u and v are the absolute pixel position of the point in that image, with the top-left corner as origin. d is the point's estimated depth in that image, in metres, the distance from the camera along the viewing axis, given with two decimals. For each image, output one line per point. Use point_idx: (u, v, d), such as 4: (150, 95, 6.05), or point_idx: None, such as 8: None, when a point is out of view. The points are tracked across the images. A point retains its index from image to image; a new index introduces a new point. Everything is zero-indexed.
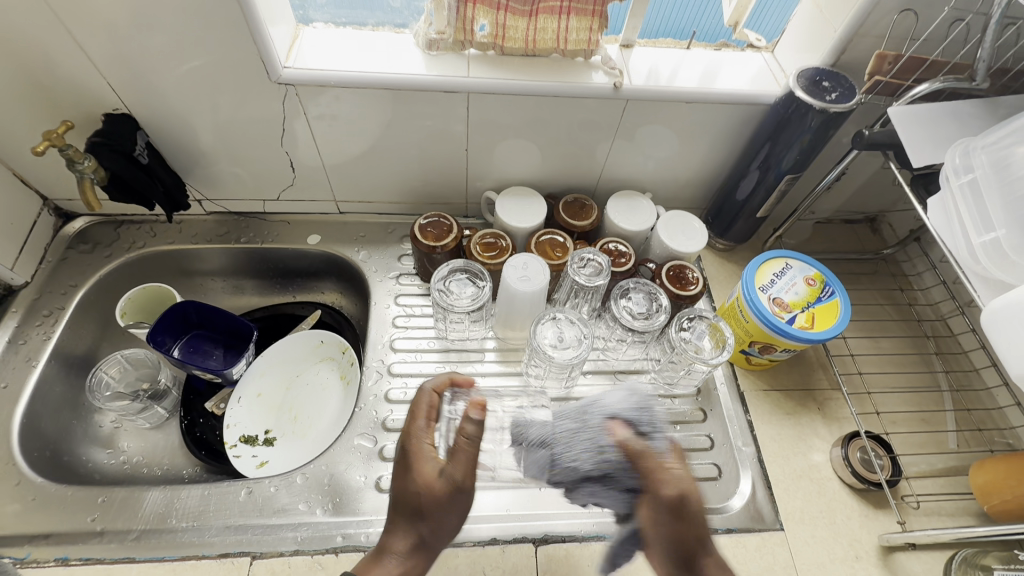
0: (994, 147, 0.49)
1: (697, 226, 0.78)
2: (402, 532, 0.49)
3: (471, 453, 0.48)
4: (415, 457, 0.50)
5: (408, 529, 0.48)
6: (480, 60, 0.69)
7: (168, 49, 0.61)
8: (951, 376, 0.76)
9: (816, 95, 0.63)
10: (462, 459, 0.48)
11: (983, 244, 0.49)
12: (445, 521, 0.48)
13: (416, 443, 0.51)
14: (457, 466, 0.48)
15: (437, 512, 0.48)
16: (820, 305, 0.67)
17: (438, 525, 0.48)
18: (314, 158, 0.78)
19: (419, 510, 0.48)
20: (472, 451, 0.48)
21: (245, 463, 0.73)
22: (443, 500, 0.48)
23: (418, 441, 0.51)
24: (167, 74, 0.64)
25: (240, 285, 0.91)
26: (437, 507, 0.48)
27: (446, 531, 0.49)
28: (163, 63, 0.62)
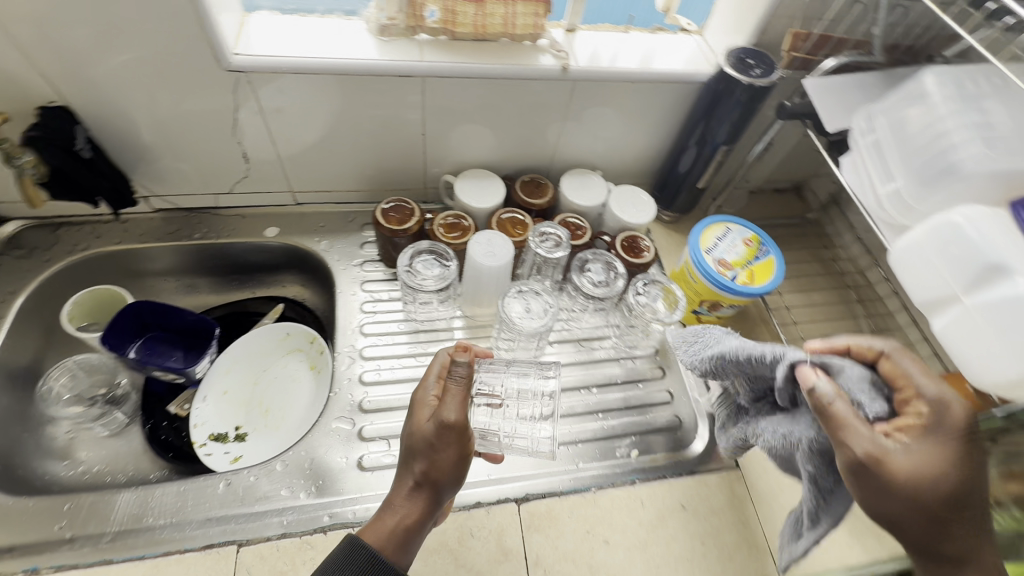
0: (891, 109, 0.57)
1: (645, 199, 0.84)
2: (404, 481, 0.51)
3: (457, 391, 0.51)
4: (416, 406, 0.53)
5: (407, 474, 0.51)
6: (432, 45, 0.71)
7: (103, 36, 0.59)
8: (872, 320, 0.86)
9: (742, 71, 0.69)
10: (447, 397, 0.51)
11: (887, 193, 0.56)
12: (439, 462, 0.50)
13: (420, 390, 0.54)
14: (444, 406, 0.51)
15: (429, 454, 0.50)
16: (758, 263, 0.74)
17: (434, 465, 0.50)
18: (267, 148, 0.77)
19: (415, 455, 0.51)
20: (460, 388, 0.52)
21: (217, 461, 0.72)
22: (433, 441, 0.50)
23: (423, 389, 0.55)
24: (106, 63, 0.61)
25: (195, 284, 0.89)
26: (427, 448, 0.50)
27: (442, 474, 0.50)
28: (101, 50, 0.60)
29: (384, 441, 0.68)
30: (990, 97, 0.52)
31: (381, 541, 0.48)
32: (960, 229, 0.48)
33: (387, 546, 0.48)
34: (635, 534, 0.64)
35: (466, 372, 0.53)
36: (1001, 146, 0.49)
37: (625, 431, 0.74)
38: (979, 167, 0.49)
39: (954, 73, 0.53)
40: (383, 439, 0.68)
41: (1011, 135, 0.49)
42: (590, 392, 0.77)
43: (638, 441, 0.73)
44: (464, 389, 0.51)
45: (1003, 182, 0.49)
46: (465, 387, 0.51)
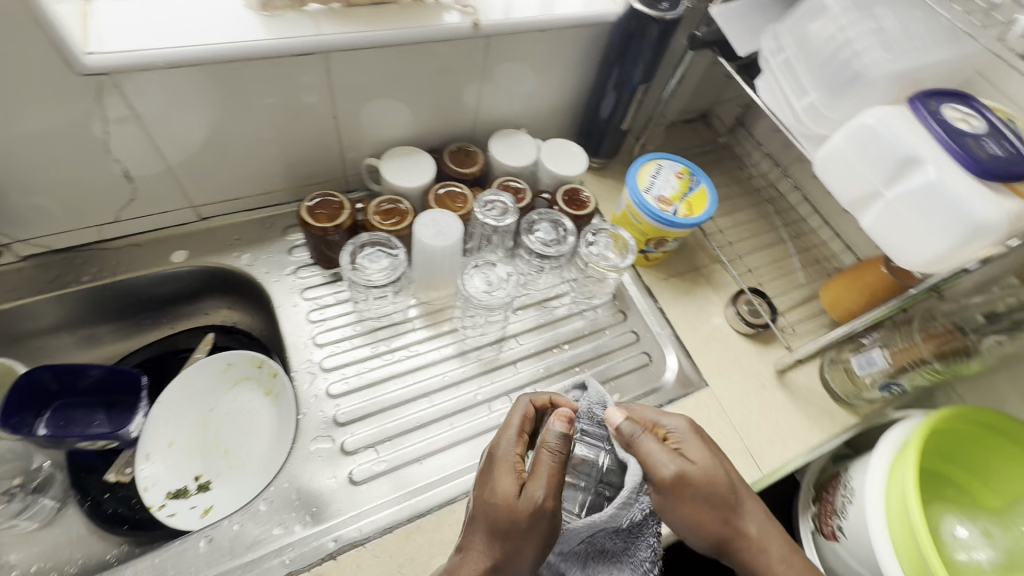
0: (795, 27, 0.60)
1: (575, 150, 0.84)
2: (476, 557, 0.49)
3: (550, 469, 0.48)
4: (498, 467, 0.51)
5: (479, 543, 0.49)
6: (327, 16, 0.64)
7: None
8: (790, 228, 0.95)
9: (651, 5, 0.70)
10: (539, 476, 0.48)
11: (803, 108, 0.60)
12: (519, 548, 0.47)
13: (498, 451, 0.53)
14: (536, 482, 0.48)
15: (512, 537, 0.47)
16: (693, 194, 0.78)
17: (515, 547, 0.47)
18: (152, 161, 0.66)
19: (495, 529, 0.48)
20: (554, 464, 0.49)
21: (185, 518, 0.65)
22: (524, 522, 0.47)
23: (506, 446, 0.53)
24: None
25: (97, 333, 0.77)
26: (510, 528, 0.47)
27: (526, 557, 0.48)
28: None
29: (372, 449, 0.65)
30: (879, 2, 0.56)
31: None
32: (874, 130, 0.53)
33: None
34: None
35: (558, 449, 0.50)
36: (896, 48, 0.53)
37: (603, 379, 0.76)
38: (881, 70, 0.53)
39: None
40: (369, 448, 0.65)
41: (902, 36, 0.54)
42: (562, 349, 0.78)
43: (615, 385, 0.76)
44: (558, 467, 0.49)
45: (900, 81, 0.54)
46: (560, 465, 0.48)
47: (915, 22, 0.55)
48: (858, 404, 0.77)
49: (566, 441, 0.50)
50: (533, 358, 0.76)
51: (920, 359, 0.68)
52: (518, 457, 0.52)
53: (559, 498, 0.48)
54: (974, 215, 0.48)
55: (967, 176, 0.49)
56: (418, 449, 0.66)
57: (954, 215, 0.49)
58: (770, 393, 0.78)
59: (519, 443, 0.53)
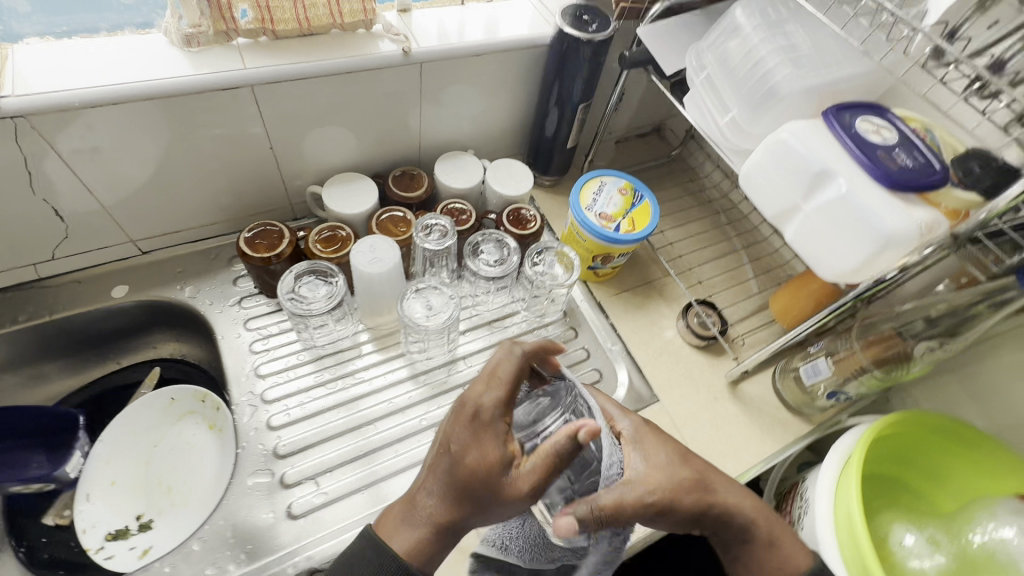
0: (714, 46, 0.61)
1: (520, 168, 0.84)
2: (439, 502, 0.46)
3: (546, 457, 0.43)
4: (486, 432, 0.46)
5: (446, 496, 0.46)
6: (254, 49, 0.64)
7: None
8: (743, 238, 0.95)
9: (579, 28, 0.71)
10: (536, 466, 0.44)
11: (726, 124, 0.61)
12: (488, 510, 0.45)
13: (485, 411, 0.47)
14: (531, 471, 0.44)
15: (486, 505, 0.45)
16: (635, 210, 0.78)
17: (482, 507, 0.45)
18: (84, 200, 0.65)
19: (468, 488, 0.45)
20: (553, 457, 0.43)
21: (123, 561, 0.63)
22: (503, 500, 0.44)
23: (490, 403, 0.47)
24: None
25: (41, 372, 0.75)
26: (487, 500, 0.44)
27: (491, 513, 0.46)
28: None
29: (311, 482, 0.64)
30: (790, 20, 0.56)
31: (406, 556, 0.45)
32: (789, 144, 0.54)
33: (411, 558, 0.45)
34: None
35: (566, 449, 0.43)
36: (807, 64, 0.54)
37: None
38: (793, 86, 0.53)
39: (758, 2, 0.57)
40: (309, 480, 0.64)
41: (813, 53, 0.55)
42: None
43: None
44: (560, 465, 0.43)
45: (816, 95, 0.54)
46: (561, 467, 0.43)
47: (827, 38, 0.56)
48: (810, 413, 0.77)
49: (578, 448, 0.43)
50: None
51: (861, 368, 0.68)
52: (506, 420, 0.47)
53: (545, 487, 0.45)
54: (884, 227, 0.48)
55: (878, 188, 0.50)
56: (360, 479, 0.65)
57: (867, 226, 0.49)
58: (722, 405, 0.78)
59: (506, 406, 0.47)
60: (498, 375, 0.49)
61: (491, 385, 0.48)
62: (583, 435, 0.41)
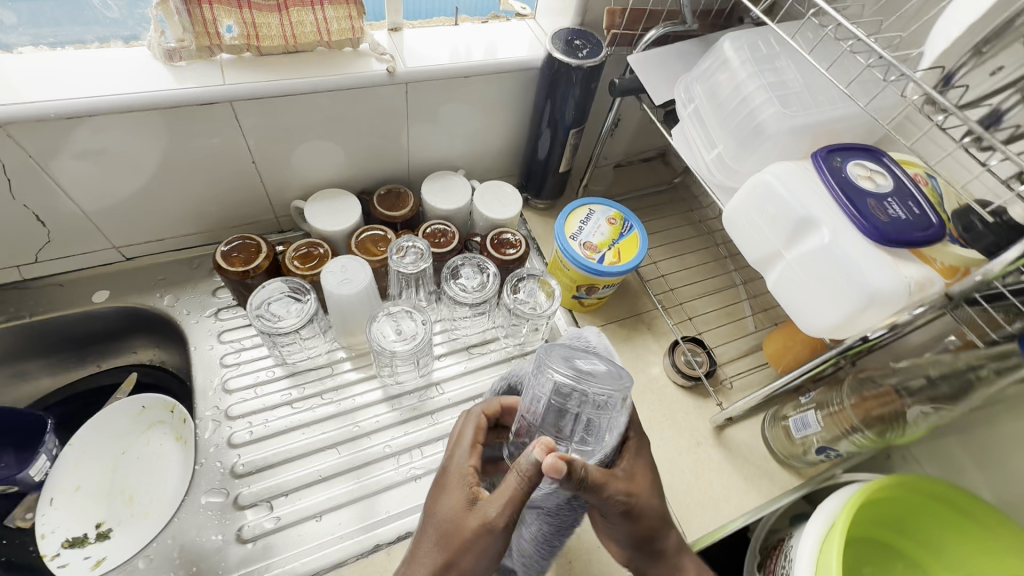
0: (703, 78, 0.59)
1: (509, 190, 0.82)
2: (416, 567, 0.44)
3: (511, 485, 0.44)
4: (450, 483, 0.47)
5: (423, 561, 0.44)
6: (237, 65, 0.64)
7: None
8: (742, 272, 0.91)
9: (570, 54, 0.69)
10: (497, 495, 0.44)
11: (711, 160, 0.58)
12: (463, 566, 0.43)
13: (457, 470, 0.48)
14: (494, 502, 0.44)
15: (460, 553, 0.43)
16: (623, 241, 0.75)
17: (457, 567, 0.43)
18: (66, 207, 0.66)
19: (443, 542, 0.44)
20: (517, 484, 0.44)
21: (75, 570, 0.62)
22: (472, 537, 0.43)
23: (459, 460, 0.49)
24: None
25: (22, 370, 0.77)
26: (461, 546, 0.43)
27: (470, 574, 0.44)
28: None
29: (264, 505, 0.63)
30: (781, 56, 0.55)
31: None
32: (772, 187, 0.50)
33: None
34: None
35: (528, 471, 0.43)
36: (795, 103, 0.52)
37: None
38: (781, 125, 0.51)
39: (748, 36, 0.56)
40: (263, 503, 0.63)
41: (803, 90, 0.53)
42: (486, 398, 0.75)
43: None
44: (524, 487, 0.43)
45: (802, 135, 0.51)
46: (524, 489, 0.43)
47: (819, 77, 0.54)
48: (800, 466, 0.72)
49: (542, 469, 0.43)
50: (454, 407, 0.74)
51: (851, 426, 0.63)
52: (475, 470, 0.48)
53: (516, 519, 0.44)
54: (866, 283, 0.45)
55: (863, 240, 0.46)
56: (314, 505, 0.63)
57: (848, 280, 0.46)
58: (704, 450, 0.74)
59: (472, 455, 0.49)
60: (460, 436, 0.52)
61: (461, 442, 0.51)
62: (539, 451, 0.43)
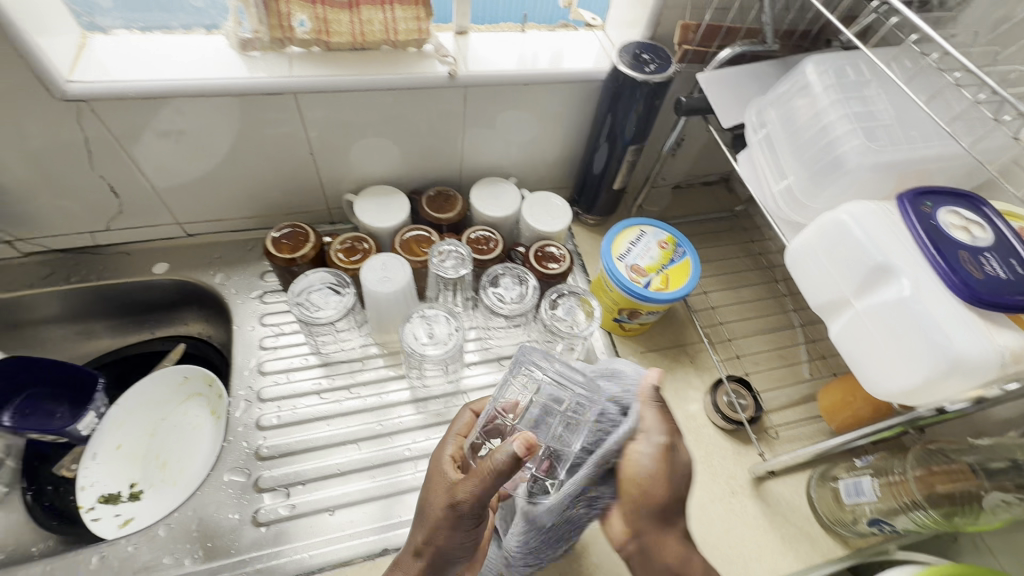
0: (779, 103, 0.54)
1: (558, 203, 0.80)
2: (410, 537, 0.49)
3: (478, 475, 0.44)
4: (430, 468, 0.49)
5: (413, 538, 0.49)
6: (306, 58, 0.66)
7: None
8: (801, 313, 0.84)
9: (637, 68, 0.66)
10: (467, 477, 0.44)
11: (779, 192, 0.54)
12: (443, 541, 0.46)
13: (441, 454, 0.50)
14: (460, 488, 0.45)
15: (434, 531, 0.46)
16: (672, 266, 0.71)
17: (438, 541, 0.46)
18: (138, 181, 0.70)
19: (422, 525, 0.47)
20: (484, 473, 0.43)
21: (106, 526, 0.66)
22: (445, 519, 0.45)
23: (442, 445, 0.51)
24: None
25: (86, 329, 0.82)
26: (434, 527, 0.46)
27: (452, 548, 0.47)
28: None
29: (281, 491, 0.63)
30: (872, 84, 0.50)
31: None
32: (846, 228, 0.46)
33: None
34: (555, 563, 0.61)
35: (497, 462, 0.43)
36: (882, 137, 0.47)
37: None
38: (863, 160, 0.46)
39: (834, 61, 0.51)
40: (280, 489, 0.63)
41: (894, 123, 0.48)
42: None
43: None
44: (493, 475, 0.43)
45: (886, 172, 0.46)
46: (486, 478, 0.43)
47: (914, 110, 0.49)
48: (847, 535, 0.65)
49: (513, 461, 0.42)
50: None
51: (913, 501, 0.55)
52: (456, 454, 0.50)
53: (485, 502, 0.44)
54: (950, 347, 0.39)
55: (950, 298, 0.40)
56: (329, 499, 0.63)
57: (928, 340, 0.40)
58: (738, 501, 0.68)
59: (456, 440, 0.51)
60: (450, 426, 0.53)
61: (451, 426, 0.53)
62: (516, 445, 0.41)
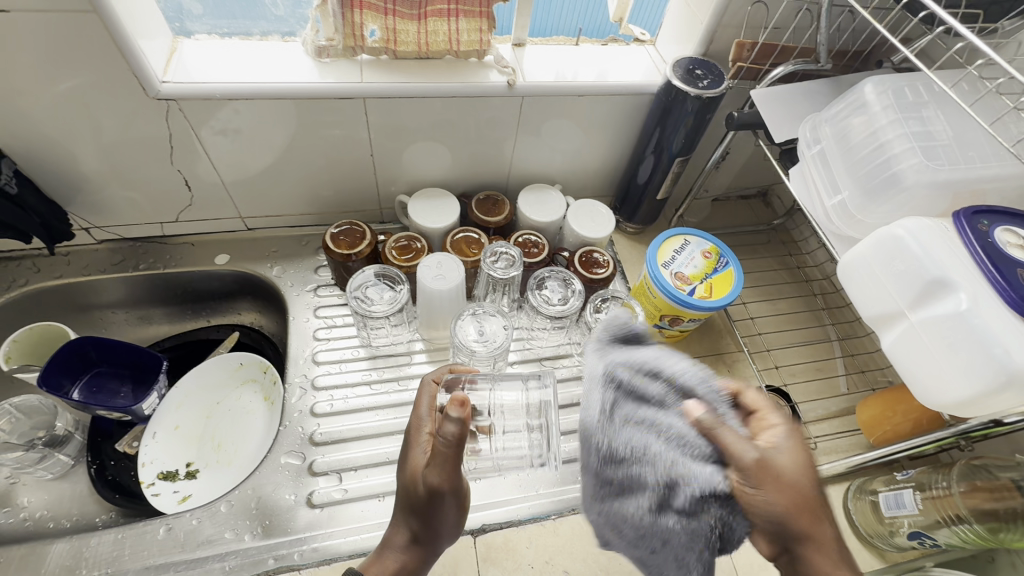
0: (834, 120, 0.56)
1: (603, 211, 0.82)
2: (400, 522, 0.50)
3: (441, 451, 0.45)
4: (411, 449, 0.50)
5: (403, 523, 0.49)
6: (374, 65, 0.70)
7: (41, 67, 0.57)
8: (839, 327, 0.85)
9: (690, 83, 0.68)
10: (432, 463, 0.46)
11: (833, 206, 0.55)
12: (432, 521, 0.48)
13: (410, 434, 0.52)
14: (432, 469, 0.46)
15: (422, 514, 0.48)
16: (716, 276, 0.73)
17: (428, 523, 0.48)
18: (210, 176, 0.75)
19: (410, 510, 0.49)
20: (446, 451, 0.45)
21: (165, 501, 0.68)
22: (426, 503, 0.47)
23: (415, 427, 0.52)
24: (46, 96, 0.60)
25: (148, 314, 0.87)
26: (421, 509, 0.48)
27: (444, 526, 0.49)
28: (44, 80, 0.59)
29: (334, 476, 0.66)
30: (930, 105, 0.51)
31: None
32: (904, 243, 0.47)
33: None
34: (596, 560, 0.62)
35: (454, 434, 0.43)
36: (941, 157, 0.48)
37: None
38: (920, 178, 0.48)
39: (893, 81, 0.53)
40: (333, 474, 0.66)
41: (952, 143, 0.49)
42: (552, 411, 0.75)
43: None
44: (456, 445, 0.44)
45: (942, 190, 0.48)
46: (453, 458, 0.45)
47: (971, 132, 0.50)
48: (884, 548, 0.65)
49: (461, 427, 0.43)
50: None
51: (957, 515, 0.56)
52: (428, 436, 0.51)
53: (457, 477, 0.46)
54: (1009, 361, 0.40)
55: (1009, 315, 0.42)
56: (378, 485, 0.66)
57: (985, 353, 0.42)
58: None
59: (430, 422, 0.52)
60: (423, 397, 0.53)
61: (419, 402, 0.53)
62: (452, 412, 0.42)
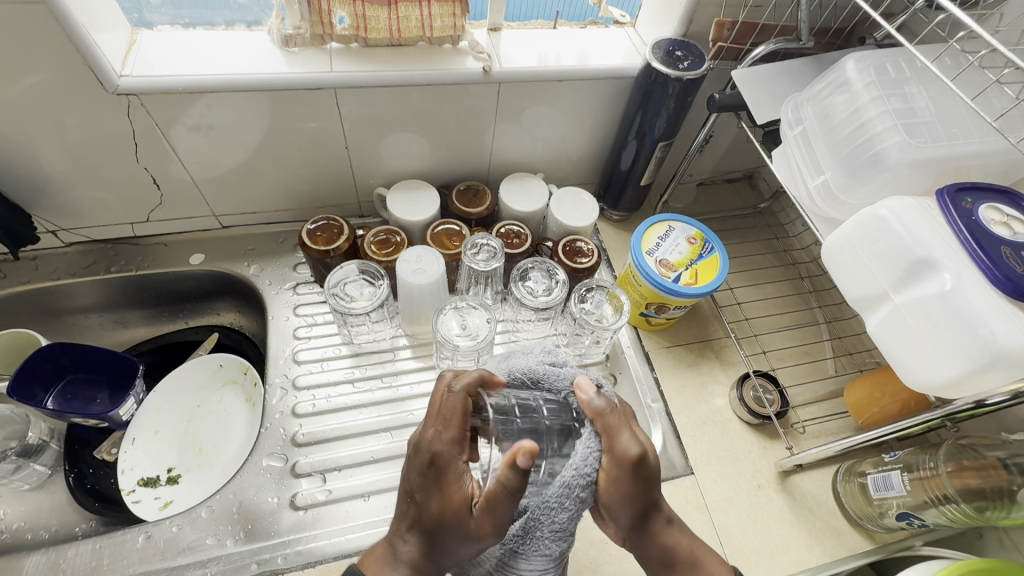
0: (816, 99, 0.55)
1: (586, 199, 0.81)
2: (408, 540, 0.46)
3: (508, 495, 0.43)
4: (443, 475, 0.44)
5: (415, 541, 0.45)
6: (344, 54, 0.68)
7: None
8: (826, 310, 0.84)
9: (670, 65, 0.67)
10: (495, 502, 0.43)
11: (816, 187, 0.54)
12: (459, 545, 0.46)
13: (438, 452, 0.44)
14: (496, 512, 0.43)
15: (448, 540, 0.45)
16: (702, 262, 0.72)
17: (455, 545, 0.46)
18: (180, 174, 0.73)
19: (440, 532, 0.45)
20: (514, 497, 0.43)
21: (146, 508, 0.67)
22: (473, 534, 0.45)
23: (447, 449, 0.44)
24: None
25: (124, 318, 0.84)
26: (459, 535, 0.45)
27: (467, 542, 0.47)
28: None
29: (318, 477, 0.65)
30: (912, 81, 0.50)
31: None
32: (887, 223, 0.46)
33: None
34: (584, 552, 0.62)
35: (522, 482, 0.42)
36: (923, 133, 0.47)
37: None
38: (903, 156, 0.47)
39: (874, 57, 0.51)
40: (317, 475, 0.65)
41: (935, 120, 0.48)
42: None
43: None
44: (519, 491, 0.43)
45: (925, 168, 0.47)
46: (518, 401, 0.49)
47: (953, 107, 0.49)
48: (873, 529, 0.65)
49: (522, 474, 0.42)
50: None
51: (944, 495, 0.56)
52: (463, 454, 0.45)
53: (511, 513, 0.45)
54: (993, 340, 0.40)
55: (993, 293, 0.41)
56: (363, 485, 0.65)
57: (970, 334, 0.41)
58: (766, 495, 0.69)
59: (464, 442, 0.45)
60: (452, 413, 0.45)
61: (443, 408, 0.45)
62: (524, 460, 0.40)
